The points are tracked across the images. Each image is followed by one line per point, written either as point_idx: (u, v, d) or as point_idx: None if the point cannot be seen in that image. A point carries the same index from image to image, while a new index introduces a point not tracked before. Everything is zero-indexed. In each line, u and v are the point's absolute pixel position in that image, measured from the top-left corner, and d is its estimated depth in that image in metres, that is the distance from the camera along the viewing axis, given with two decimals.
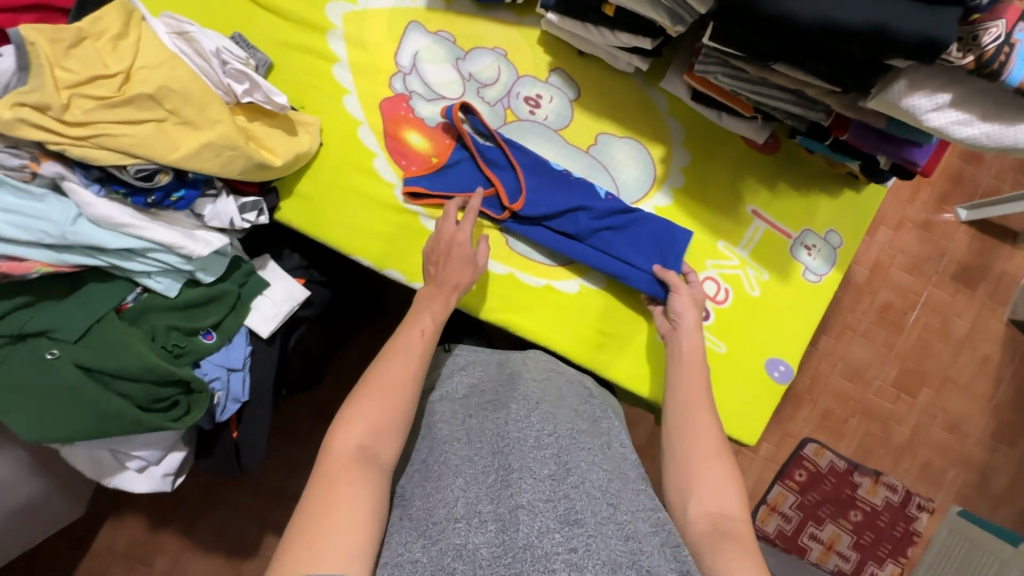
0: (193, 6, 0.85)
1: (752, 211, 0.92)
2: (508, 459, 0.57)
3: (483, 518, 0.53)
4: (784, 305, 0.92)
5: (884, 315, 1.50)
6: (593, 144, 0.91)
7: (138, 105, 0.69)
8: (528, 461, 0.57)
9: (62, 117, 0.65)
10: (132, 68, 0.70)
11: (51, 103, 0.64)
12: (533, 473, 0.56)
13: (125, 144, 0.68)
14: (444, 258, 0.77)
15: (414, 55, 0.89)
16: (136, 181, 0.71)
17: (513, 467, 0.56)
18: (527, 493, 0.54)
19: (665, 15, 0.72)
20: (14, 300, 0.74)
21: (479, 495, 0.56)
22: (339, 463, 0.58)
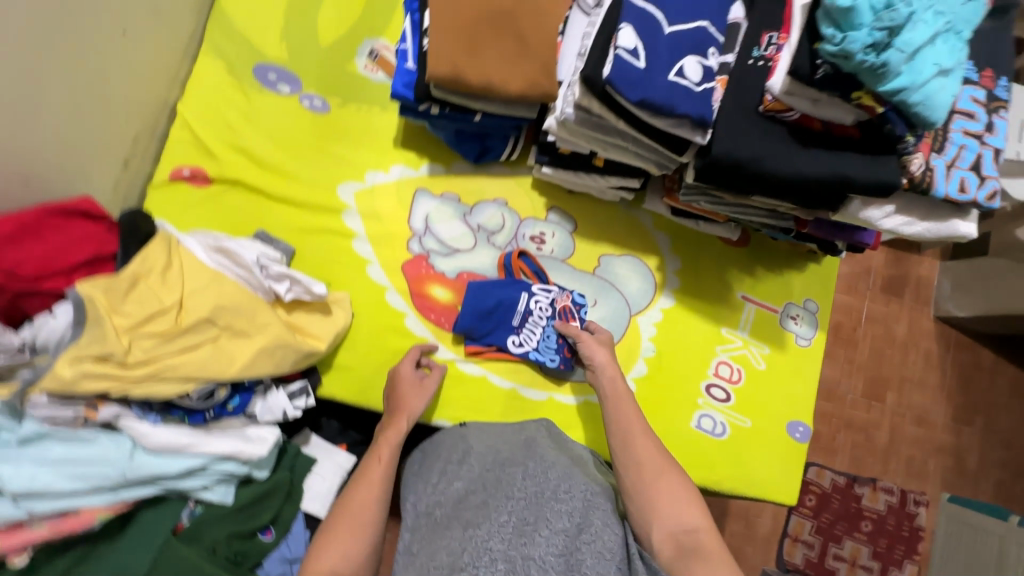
0: (210, 211, 0.88)
1: (742, 296, 1.05)
2: (524, 515, 0.63)
3: (492, 562, 0.58)
4: (787, 372, 1.04)
5: (838, 334, 1.64)
6: (598, 266, 1.01)
7: (197, 328, 0.71)
8: (546, 515, 0.63)
9: (124, 360, 0.66)
10: (183, 296, 0.72)
11: (114, 350, 0.65)
12: (549, 524, 0.62)
13: (187, 370, 0.69)
14: (405, 397, 0.84)
15: (425, 217, 0.97)
16: (198, 403, 0.73)
17: (530, 521, 0.62)
18: (540, 548, 0.59)
19: (652, 165, 0.85)
20: (70, 556, 0.71)
21: (491, 535, 0.61)
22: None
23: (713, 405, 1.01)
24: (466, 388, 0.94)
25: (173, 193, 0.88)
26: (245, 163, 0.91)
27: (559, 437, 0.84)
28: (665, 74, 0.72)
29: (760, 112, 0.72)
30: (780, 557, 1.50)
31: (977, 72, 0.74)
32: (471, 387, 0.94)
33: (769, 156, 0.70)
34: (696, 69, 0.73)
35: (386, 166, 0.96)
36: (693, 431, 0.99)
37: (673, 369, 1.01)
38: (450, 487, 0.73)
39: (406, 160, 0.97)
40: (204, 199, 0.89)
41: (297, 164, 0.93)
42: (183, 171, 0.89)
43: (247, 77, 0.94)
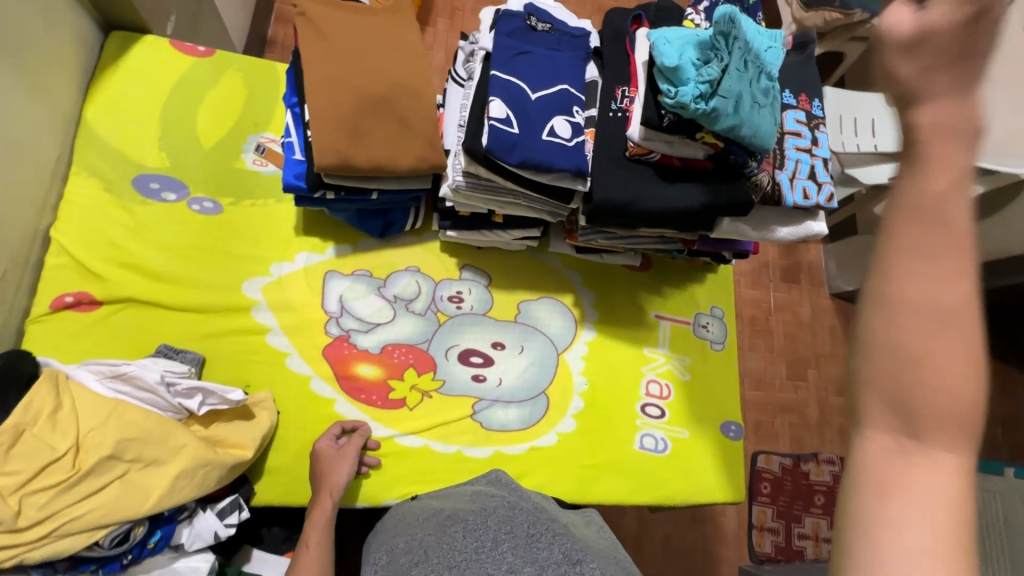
0: (103, 335, 0.83)
1: (656, 315, 1.12)
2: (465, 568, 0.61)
3: None
4: (710, 377, 1.12)
5: (754, 327, 1.78)
6: (518, 313, 1.05)
7: (102, 467, 0.66)
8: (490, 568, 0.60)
9: (15, 525, 0.60)
10: (80, 436, 0.67)
11: (2, 517, 0.59)
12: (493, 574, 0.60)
13: (96, 518, 0.64)
14: (329, 470, 0.83)
15: (339, 298, 0.96)
16: (112, 549, 0.66)
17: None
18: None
19: (546, 214, 0.91)
20: None
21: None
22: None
23: (651, 424, 1.06)
24: (410, 462, 0.92)
25: (57, 324, 0.82)
26: (137, 279, 0.87)
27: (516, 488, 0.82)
28: (537, 136, 0.79)
29: (627, 156, 0.80)
30: (751, 550, 1.55)
31: (794, 98, 0.88)
32: (416, 459, 0.93)
33: (642, 195, 0.79)
34: (564, 127, 0.81)
35: (291, 255, 0.96)
36: (637, 452, 1.03)
37: (609, 396, 1.05)
38: (396, 554, 0.70)
39: (311, 246, 0.97)
40: (94, 323, 0.84)
41: (194, 270, 0.90)
42: (66, 298, 0.83)
43: (127, 192, 0.91)
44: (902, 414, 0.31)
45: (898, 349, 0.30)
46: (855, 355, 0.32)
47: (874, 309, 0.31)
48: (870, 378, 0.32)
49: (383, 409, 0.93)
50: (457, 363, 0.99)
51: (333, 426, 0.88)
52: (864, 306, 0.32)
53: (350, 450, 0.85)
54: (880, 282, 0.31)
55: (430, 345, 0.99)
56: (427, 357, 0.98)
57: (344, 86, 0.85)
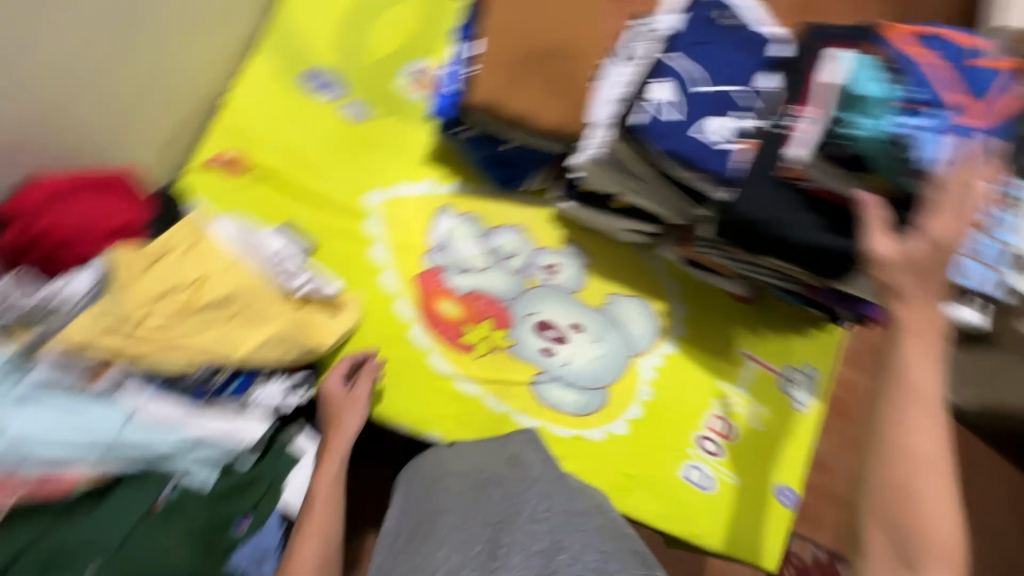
0: (239, 200, 0.92)
1: (744, 353, 1.06)
2: (502, 537, 0.66)
3: None
4: (781, 435, 1.04)
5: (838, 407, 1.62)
6: (605, 303, 1.03)
7: (215, 308, 0.75)
8: (520, 538, 0.65)
9: (138, 330, 0.71)
10: (204, 275, 0.75)
11: (130, 319, 0.70)
12: (524, 546, 0.63)
13: (198, 348, 0.74)
14: (340, 417, 0.87)
15: (444, 233, 0.99)
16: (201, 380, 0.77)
17: (503, 544, 0.64)
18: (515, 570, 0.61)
19: (669, 214, 0.87)
20: (43, 521, 0.66)
21: (465, 563, 0.64)
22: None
23: (703, 458, 1.01)
24: (460, 406, 0.94)
25: (207, 179, 0.91)
26: (282, 161, 0.95)
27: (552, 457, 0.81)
28: (689, 132, 0.76)
29: (775, 175, 0.73)
30: None
31: None
32: (465, 405, 0.94)
33: (782, 220, 0.73)
34: (721, 130, 0.76)
35: (414, 180, 1.00)
36: (678, 480, 0.99)
37: (669, 416, 1.01)
38: (439, 498, 0.76)
39: (434, 177, 1.01)
40: (236, 188, 0.92)
41: (328, 167, 0.96)
42: (220, 159, 0.93)
43: (294, 80, 0.99)
44: (908, 532, 0.50)
45: (904, 490, 0.51)
46: (866, 491, 0.53)
47: (894, 457, 0.51)
48: (885, 510, 0.51)
49: (454, 347, 0.96)
50: (532, 331, 1.00)
51: (344, 359, 0.89)
52: (888, 453, 0.52)
53: (358, 394, 0.87)
54: (904, 446, 0.51)
55: (512, 305, 1.00)
56: (506, 314, 0.99)
57: (516, 34, 0.86)
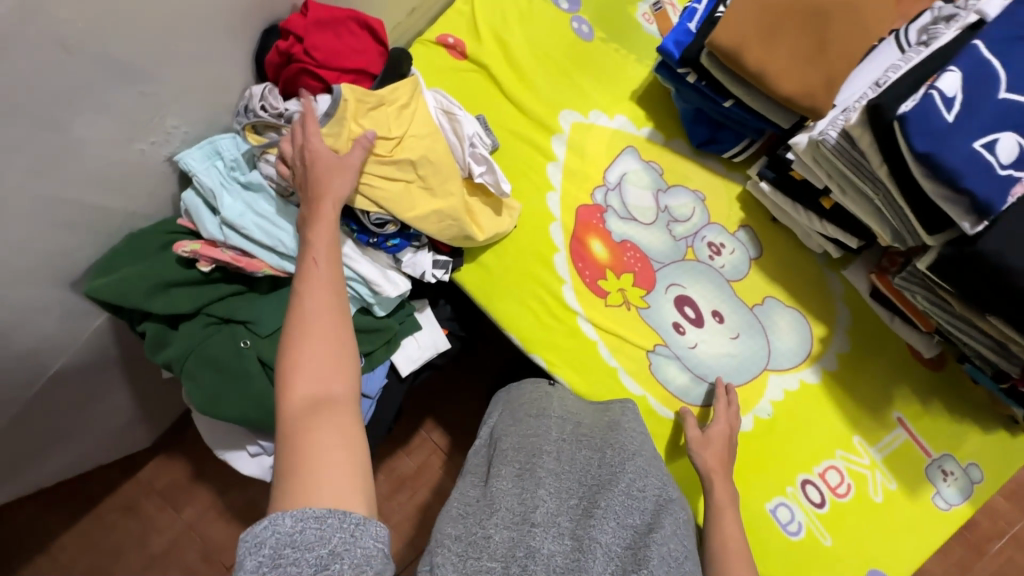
0: (451, 80, 0.95)
1: (897, 418, 0.92)
2: (598, 498, 0.59)
3: (563, 531, 0.54)
4: (903, 521, 0.90)
5: (965, 534, 1.37)
6: (759, 304, 0.95)
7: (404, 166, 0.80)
8: (617, 507, 0.58)
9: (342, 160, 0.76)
10: (405, 134, 0.81)
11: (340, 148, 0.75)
12: (620, 515, 0.58)
13: (380, 196, 0.78)
14: (325, 177, 0.71)
15: (621, 175, 0.96)
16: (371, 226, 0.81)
17: (601, 506, 0.58)
18: (608, 537, 0.55)
19: (887, 231, 0.76)
20: (231, 288, 0.84)
21: (560, 511, 0.57)
22: (291, 417, 0.55)
23: (801, 502, 0.90)
24: (575, 345, 0.92)
25: (431, 52, 0.96)
26: (499, 55, 0.97)
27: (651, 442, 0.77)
28: (971, 139, 0.62)
29: None
30: None
31: None
32: (579, 344, 0.93)
33: None
34: (1009, 149, 0.62)
35: (612, 113, 0.97)
36: (764, 512, 0.90)
37: (781, 444, 0.92)
38: (528, 432, 0.70)
39: (632, 116, 0.97)
40: (452, 69, 0.96)
41: (538, 74, 0.97)
42: (449, 39, 0.97)
43: None
44: None
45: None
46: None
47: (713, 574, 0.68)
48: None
49: (589, 287, 0.95)
50: (671, 302, 0.95)
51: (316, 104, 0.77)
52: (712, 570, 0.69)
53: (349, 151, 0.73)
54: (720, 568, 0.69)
55: (662, 269, 0.95)
56: (650, 276, 0.95)
57: None
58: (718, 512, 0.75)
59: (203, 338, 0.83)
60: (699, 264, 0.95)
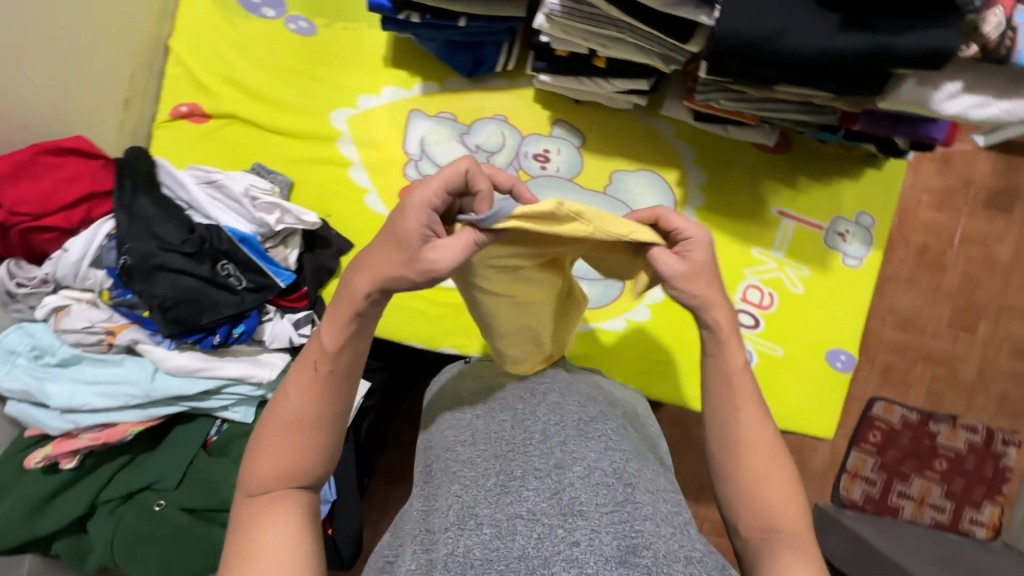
0: (210, 146, 0.89)
1: (778, 212, 0.93)
2: (513, 466, 0.58)
3: (480, 521, 0.52)
4: (830, 296, 0.93)
5: (922, 260, 1.40)
6: (609, 183, 0.92)
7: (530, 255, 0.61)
8: (531, 464, 0.57)
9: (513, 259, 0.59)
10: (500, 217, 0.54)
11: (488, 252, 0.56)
12: (539, 470, 0.57)
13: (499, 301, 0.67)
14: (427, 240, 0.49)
15: (420, 141, 0.92)
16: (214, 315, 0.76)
17: (516, 475, 0.56)
18: (531, 501, 0.53)
19: (657, 59, 0.74)
20: (116, 461, 0.79)
21: (477, 499, 0.55)
22: (243, 501, 0.52)
23: (739, 332, 0.92)
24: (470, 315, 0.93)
25: (174, 130, 0.90)
26: (239, 96, 0.90)
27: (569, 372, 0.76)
28: None
29: None
30: (836, 493, 1.40)
31: None
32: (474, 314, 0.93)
33: (787, 28, 0.58)
34: None
35: (378, 89, 0.92)
36: None
37: None
38: (444, 431, 0.69)
39: (398, 81, 0.92)
40: (204, 134, 0.90)
41: (287, 93, 0.91)
42: (181, 108, 0.90)
43: (232, 5, 0.92)
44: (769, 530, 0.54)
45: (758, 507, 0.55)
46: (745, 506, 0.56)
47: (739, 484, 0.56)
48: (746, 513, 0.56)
49: None
50: None
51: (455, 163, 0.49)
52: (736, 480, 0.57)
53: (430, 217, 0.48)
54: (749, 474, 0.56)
55: None
56: None
57: None
58: (728, 378, 0.58)
59: (113, 523, 0.77)
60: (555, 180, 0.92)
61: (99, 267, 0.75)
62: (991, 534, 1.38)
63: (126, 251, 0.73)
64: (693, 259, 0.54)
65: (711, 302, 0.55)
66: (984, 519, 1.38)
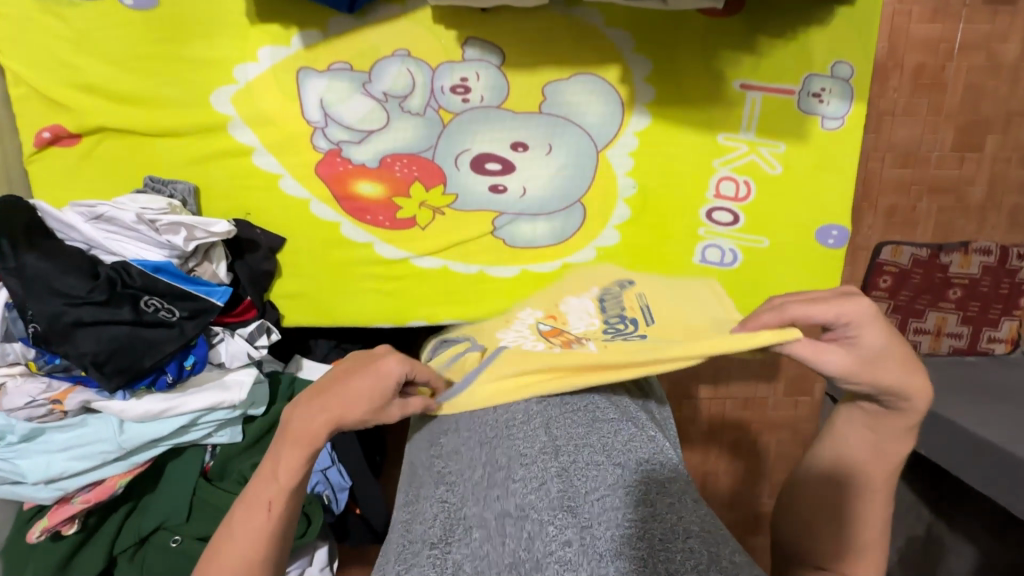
0: (95, 170, 0.80)
1: (741, 86, 0.81)
2: (499, 455, 0.56)
3: (469, 523, 0.52)
4: (812, 170, 0.84)
5: (919, 80, 1.24)
6: (544, 100, 0.81)
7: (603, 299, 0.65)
8: (516, 450, 0.56)
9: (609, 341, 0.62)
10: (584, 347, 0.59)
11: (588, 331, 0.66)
12: (524, 457, 0.55)
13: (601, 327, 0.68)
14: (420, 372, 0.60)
15: (320, 103, 0.80)
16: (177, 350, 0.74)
17: (502, 466, 0.55)
18: (518, 495, 0.52)
19: None
20: (121, 511, 0.80)
21: (464, 499, 0.54)
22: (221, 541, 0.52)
23: (719, 232, 0.86)
24: (431, 282, 0.87)
25: (48, 162, 0.79)
26: (100, 103, 0.78)
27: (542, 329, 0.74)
28: None
29: None
30: None
31: None
32: (434, 279, 0.87)
33: None
34: None
35: (253, 54, 0.78)
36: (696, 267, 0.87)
37: (664, 204, 0.85)
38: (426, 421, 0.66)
39: (272, 37, 0.77)
40: (83, 158, 0.79)
41: (155, 85, 0.78)
42: (43, 134, 0.78)
43: None
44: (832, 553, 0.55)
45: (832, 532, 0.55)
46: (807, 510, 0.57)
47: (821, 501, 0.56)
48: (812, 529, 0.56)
49: (395, 228, 0.85)
50: (471, 171, 0.83)
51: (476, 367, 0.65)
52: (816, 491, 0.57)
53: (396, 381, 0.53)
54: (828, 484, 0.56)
55: (436, 152, 0.82)
56: (433, 167, 0.83)
57: None
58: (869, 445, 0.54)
59: (138, 568, 0.79)
60: (491, 110, 0.81)
61: (13, 340, 0.71)
62: (1009, 347, 1.36)
63: (33, 318, 0.67)
64: (861, 348, 0.52)
65: (899, 391, 0.52)
66: (1003, 335, 1.34)
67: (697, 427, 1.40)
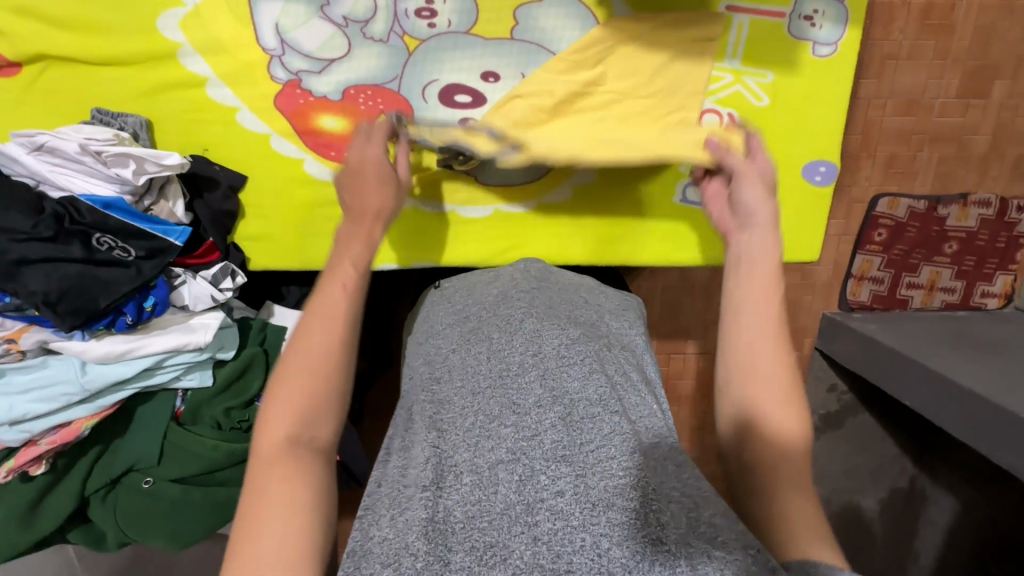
0: (39, 102, 0.75)
1: (728, 9, 0.76)
2: (491, 404, 0.58)
3: (460, 469, 0.53)
4: (800, 102, 0.80)
5: (928, 20, 1.16)
6: (515, 25, 0.75)
7: (590, 70, 0.77)
8: (511, 400, 0.58)
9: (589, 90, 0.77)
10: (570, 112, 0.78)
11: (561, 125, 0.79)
12: (518, 408, 0.57)
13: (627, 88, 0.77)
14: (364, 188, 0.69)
15: (276, 29, 0.74)
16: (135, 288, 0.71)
17: (496, 415, 0.57)
18: (510, 442, 0.54)
19: None
20: (90, 455, 0.79)
21: (455, 446, 0.55)
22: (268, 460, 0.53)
23: None
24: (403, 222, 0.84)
25: None
26: (37, 29, 0.72)
27: (534, 271, 0.79)
28: None
29: None
30: (843, 300, 1.35)
31: None
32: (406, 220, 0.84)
33: None
34: None
35: None
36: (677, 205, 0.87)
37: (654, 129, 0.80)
38: (420, 368, 0.68)
39: None
40: (25, 89, 0.75)
41: (95, 8, 0.72)
42: None
43: None
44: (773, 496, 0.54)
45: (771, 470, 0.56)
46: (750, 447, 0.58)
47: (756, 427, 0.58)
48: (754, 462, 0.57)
49: None
50: (440, 103, 0.78)
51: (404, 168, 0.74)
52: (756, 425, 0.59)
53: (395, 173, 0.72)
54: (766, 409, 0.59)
55: (402, 82, 0.77)
56: (398, 98, 0.78)
57: None
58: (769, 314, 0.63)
59: (110, 508, 0.80)
60: (458, 35, 0.75)
61: None
62: (1002, 302, 1.35)
63: None
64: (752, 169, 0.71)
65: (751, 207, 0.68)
66: (996, 290, 1.33)
67: (685, 383, 1.40)
